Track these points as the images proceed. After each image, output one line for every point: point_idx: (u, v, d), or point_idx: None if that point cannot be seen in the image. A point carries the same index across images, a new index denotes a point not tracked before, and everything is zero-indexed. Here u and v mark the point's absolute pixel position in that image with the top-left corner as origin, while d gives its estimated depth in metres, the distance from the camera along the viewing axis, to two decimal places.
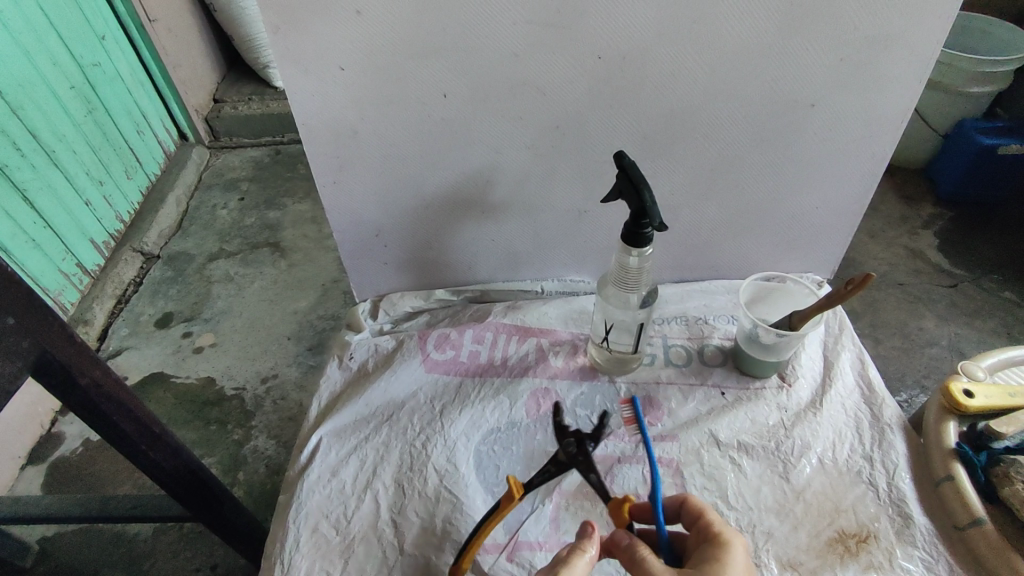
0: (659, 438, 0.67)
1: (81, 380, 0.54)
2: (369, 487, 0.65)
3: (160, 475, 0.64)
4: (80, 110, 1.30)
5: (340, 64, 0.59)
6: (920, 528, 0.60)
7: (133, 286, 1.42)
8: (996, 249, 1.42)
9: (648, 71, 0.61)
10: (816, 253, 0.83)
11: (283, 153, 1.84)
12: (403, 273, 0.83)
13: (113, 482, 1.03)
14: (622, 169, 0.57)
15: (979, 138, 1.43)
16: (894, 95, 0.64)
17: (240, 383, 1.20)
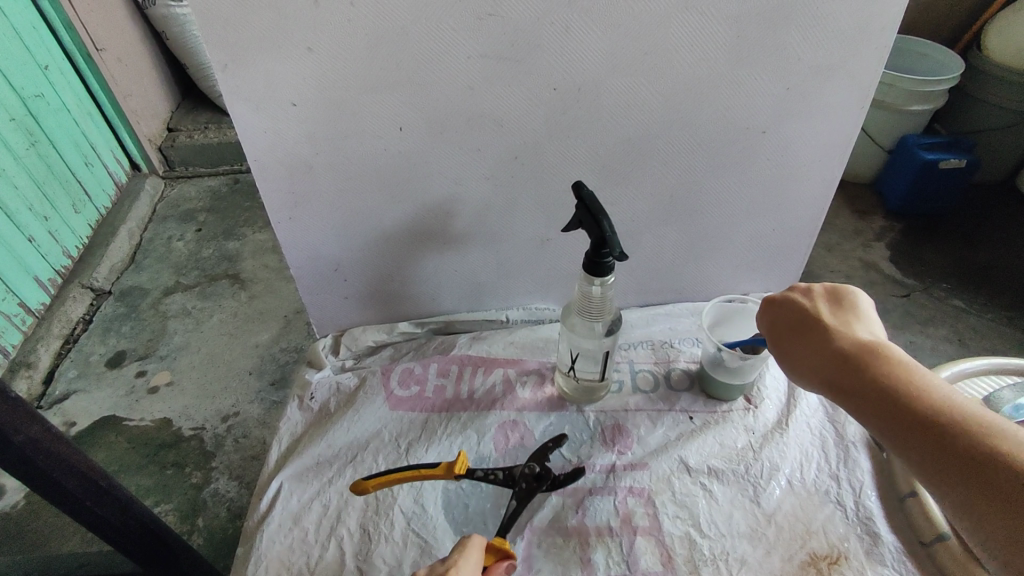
0: (630, 467, 0.67)
1: (17, 436, 0.50)
2: (333, 534, 0.62)
3: (108, 531, 0.61)
4: (22, 143, 1.25)
5: (292, 100, 0.58)
6: (888, 546, 0.60)
7: (82, 324, 1.36)
8: (944, 259, 1.47)
9: (603, 102, 0.62)
10: (776, 273, 0.84)
11: (241, 182, 1.80)
12: (366, 307, 0.81)
13: (59, 537, 0.97)
14: (580, 199, 0.57)
15: (921, 154, 1.49)
16: (840, 121, 0.66)
17: (199, 423, 1.15)
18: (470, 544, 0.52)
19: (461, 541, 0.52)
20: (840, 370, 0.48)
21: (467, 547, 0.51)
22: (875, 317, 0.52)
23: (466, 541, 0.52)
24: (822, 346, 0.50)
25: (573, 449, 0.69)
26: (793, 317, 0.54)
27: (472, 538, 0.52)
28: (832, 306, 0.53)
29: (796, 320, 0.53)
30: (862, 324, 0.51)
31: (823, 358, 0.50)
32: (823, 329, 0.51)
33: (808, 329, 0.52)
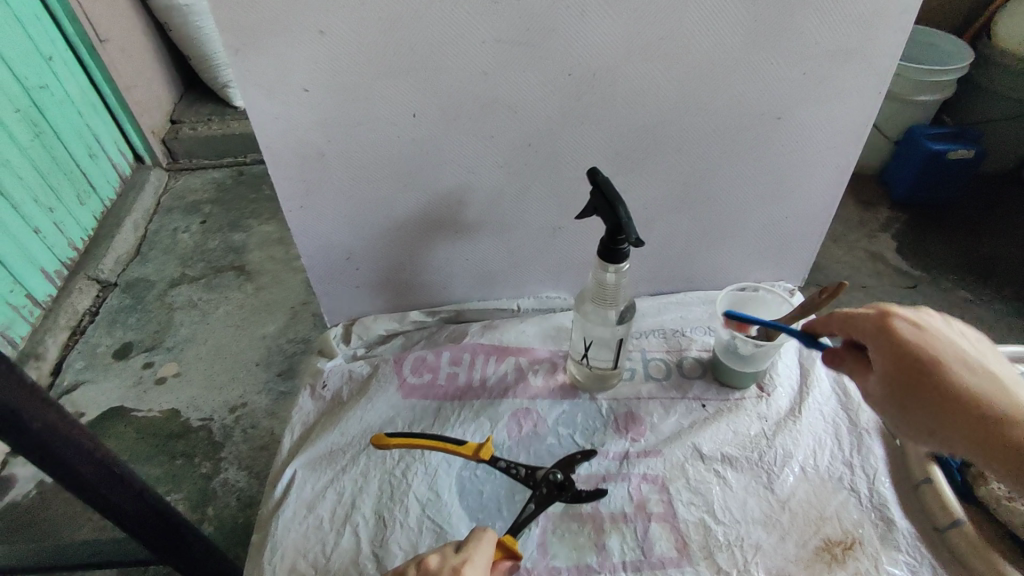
0: (643, 454, 0.67)
1: (34, 423, 0.50)
2: (348, 520, 0.62)
3: (123, 519, 0.61)
4: (27, 134, 1.24)
5: (305, 85, 0.58)
6: (903, 532, 0.61)
7: (88, 316, 1.36)
8: (951, 250, 1.47)
9: (616, 88, 0.61)
10: (787, 261, 0.84)
11: (245, 174, 1.80)
12: (376, 296, 0.81)
13: (70, 526, 0.97)
14: (596, 185, 0.57)
15: (929, 144, 1.48)
16: (854, 108, 0.66)
17: (207, 414, 1.15)
18: (485, 539, 0.52)
19: (477, 533, 0.53)
20: (952, 406, 0.45)
21: (482, 541, 0.52)
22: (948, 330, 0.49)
23: (482, 535, 0.52)
24: (914, 374, 0.47)
25: (586, 436, 0.69)
26: (875, 333, 0.50)
27: (489, 534, 0.53)
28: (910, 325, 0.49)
29: (880, 337, 0.49)
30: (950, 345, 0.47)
31: (927, 393, 0.46)
32: (924, 360, 0.47)
33: (899, 359, 0.48)
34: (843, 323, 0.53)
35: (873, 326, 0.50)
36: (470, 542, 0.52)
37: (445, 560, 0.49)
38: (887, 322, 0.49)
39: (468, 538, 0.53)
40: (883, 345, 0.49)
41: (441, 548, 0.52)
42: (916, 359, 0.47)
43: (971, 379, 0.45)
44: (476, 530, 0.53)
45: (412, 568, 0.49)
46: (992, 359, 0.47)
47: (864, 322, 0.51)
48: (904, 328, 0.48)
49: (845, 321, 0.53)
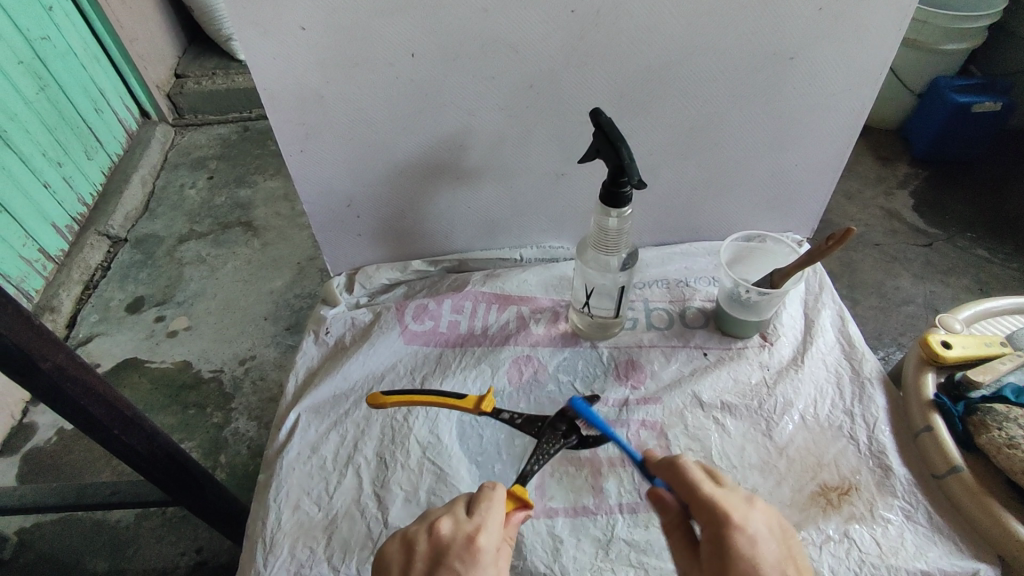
0: (643, 401, 0.67)
1: (43, 364, 0.51)
2: (351, 461, 0.64)
3: (135, 459, 0.62)
4: (31, 87, 1.23)
5: (301, 23, 0.56)
6: (899, 478, 0.61)
7: (100, 270, 1.38)
8: (969, 207, 1.43)
9: (622, 25, 0.59)
10: (796, 212, 0.82)
11: (251, 129, 1.78)
12: (379, 245, 0.80)
13: (91, 471, 1.01)
14: (598, 126, 0.55)
15: (953, 96, 1.43)
16: (873, 46, 0.63)
17: (218, 366, 1.17)
18: (496, 497, 0.49)
19: (486, 491, 0.50)
20: None
21: (494, 500, 0.49)
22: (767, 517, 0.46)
23: (492, 493, 0.50)
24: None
25: (586, 383, 0.69)
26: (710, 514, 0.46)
27: (499, 491, 0.50)
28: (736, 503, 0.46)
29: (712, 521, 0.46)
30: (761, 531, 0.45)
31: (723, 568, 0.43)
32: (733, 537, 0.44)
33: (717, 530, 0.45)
34: (683, 489, 0.49)
35: (709, 514, 0.46)
36: (481, 502, 0.49)
37: (457, 528, 0.47)
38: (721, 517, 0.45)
39: (478, 496, 0.50)
40: (709, 538, 0.45)
41: (452, 508, 0.49)
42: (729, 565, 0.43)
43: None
44: (486, 486, 0.50)
45: (424, 537, 0.46)
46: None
47: (703, 506, 0.47)
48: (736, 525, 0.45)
49: (686, 488, 0.48)
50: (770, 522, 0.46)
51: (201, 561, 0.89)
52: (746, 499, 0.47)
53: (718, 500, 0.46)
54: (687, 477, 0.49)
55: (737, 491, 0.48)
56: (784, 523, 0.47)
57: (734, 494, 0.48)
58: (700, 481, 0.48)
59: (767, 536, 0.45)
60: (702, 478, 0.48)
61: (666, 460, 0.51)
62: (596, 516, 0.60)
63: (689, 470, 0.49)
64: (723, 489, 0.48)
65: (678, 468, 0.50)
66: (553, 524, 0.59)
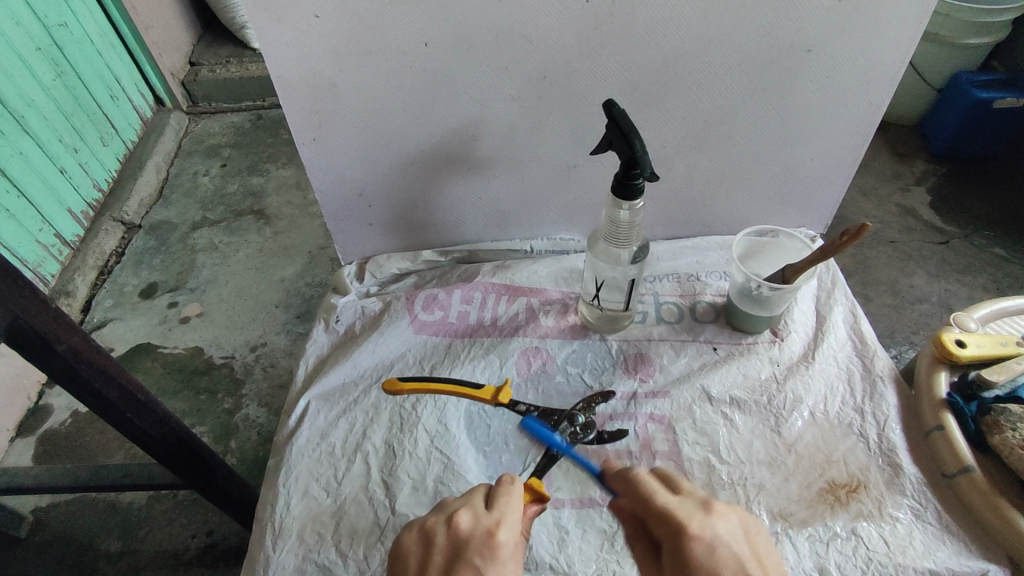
0: (651, 394, 0.67)
1: (59, 346, 0.52)
2: (360, 449, 0.64)
3: (147, 442, 0.63)
4: (48, 73, 1.24)
5: (314, 11, 0.56)
6: (909, 477, 0.60)
7: (115, 256, 1.39)
8: (988, 205, 1.41)
9: (638, 15, 0.58)
10: (810, 207, 0.81)
11: (265, 118, 1.78)
12: (390, 234, 0.80)
13: (105, 453, 1.02)
14: (611, 118, 0.55)
15: (974, 92, 1.40)
16: (894, 39, 0.62)
17: (229, 352, 1.19)
18: (514, 491, 0.50)
19: (504, 485, 0.50)
20: None
21: (512, 494, 0.49)
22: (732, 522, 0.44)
23: (510, 487, 0.50)
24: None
25: (595, 375, 0.69)
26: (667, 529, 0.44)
27: (517, 486, 0.50)
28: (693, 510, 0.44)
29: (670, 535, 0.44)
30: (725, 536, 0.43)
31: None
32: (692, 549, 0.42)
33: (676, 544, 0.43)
34: (636, 500, 0.47)
35: (663, 525, 0.44)
36: (501, 495, 0.49)
37: (477, 521, 0.47)
38: (674, 528, 0.43)
39: (496, 490, 0.50)
40: (666, 550, 0.44)
41: (470, 501, 0.49)
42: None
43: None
44: (504, 480, 0.51)
45: (442, 529, 0.46)
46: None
47: (657, 518, 0.45)
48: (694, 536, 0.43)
49: (639, 499, 0.47)
50: (731, 526, 0.44)
51: (211, 544, 0.90)
52: (702, 506, 0.45)
53: (671, 510, 0.45)
54: (641, 489, 0.47)
55: (693, 498, 0.46)
56: (749, 522, 0.45)
57: (689, 501, 0.46)
58: (653, 492, 0.46)
59: (727, 541, 0.43)
60: (655, 488, 0.47)
61: (619, 473, 0.50)
62: (602, 508, 0.60)
63: (644, 481, 0.47)
64: (676, 498, 0.46)
65: (632, 480, 0.48)
66: (559, 514, 0.60)
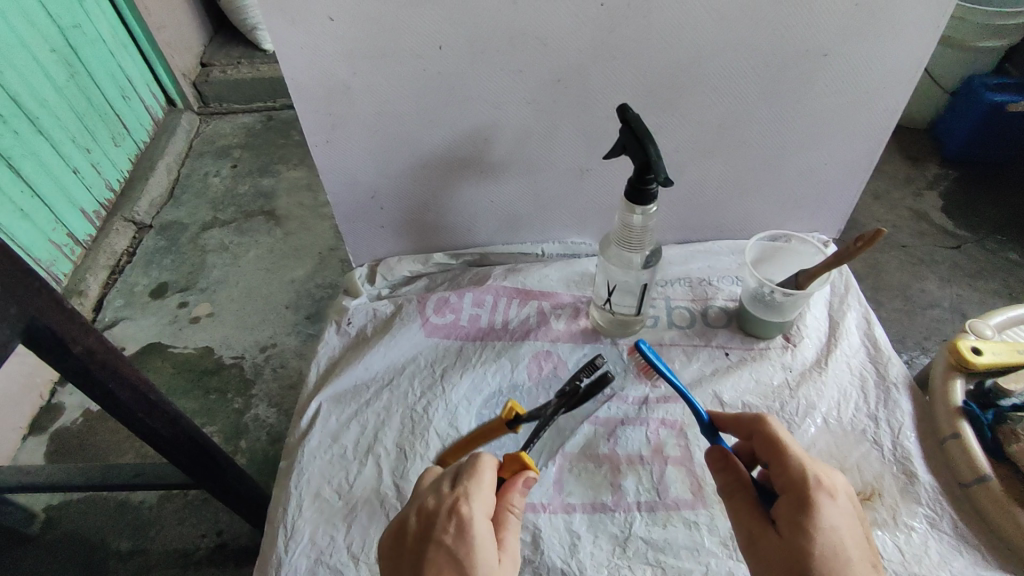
0: (663, 399, 0.67)
1: (74, 346, 0.52)
2: (371, 451, 0.64)
3: (160, 443, 0.63)
4: (63, 74, 1.25)
5: (329, 14, 0.56)
6: (924, 485, 0.60)
7: (126, 256, 1.40)
8: (1001, 209, 1.40)
9: (653, 19, 0.58)
10: (823, 212, 0.81)
11: (275, 119, 1.79)
12: (401, 237, 0.81)
13: (116, 451, 1.03)
14: (625, 122, 0.54)
15: (988, 95, 1.39)
16: (910, 43, 0.62)
17: (239, 352, 1.19)
18: (483, 464, 0.49)
19: (472, 459, 0.49)
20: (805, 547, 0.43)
21: (479, 468, 0.48)
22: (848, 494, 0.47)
23: (478, 461, 0.49)
24: (800, 537, 0.44)
25: None
26: (791, 475, 0.47)
27: (485, 459, 0.49)
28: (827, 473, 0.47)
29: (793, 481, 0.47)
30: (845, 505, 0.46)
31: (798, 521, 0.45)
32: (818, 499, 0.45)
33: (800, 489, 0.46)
34: (769, 448, 0.50)
35: (793, 475, 0.47)
36: (468, 471, 0.48)
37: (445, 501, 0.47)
38: (809, 479, 0.46)
39: (465, 465, 0.49)
40: (787, 500, 0.46)
41: (441, 481, 0.49)
42: (814, 526, 0.44)
43: (851, 563, 0.43)
44: (473, 455, 0.50)
45: (414, 517, 0.47)
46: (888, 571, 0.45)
47: (789, 466, 0.47)
48: (822, 487, 0.46)
49: (772, 447, 0.49)
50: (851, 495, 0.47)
51: (220, 544, 0.91)
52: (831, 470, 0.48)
53: (807, 463, 0.47)
54: (774, 436, 0.50)
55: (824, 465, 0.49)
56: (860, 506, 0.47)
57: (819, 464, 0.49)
58: (789, 443, 0.49)
59: (851, 505, 0.46)
60: (791, 441, 0.49)
61: (752, 417, 0.52)
62: (614, 513, 0.60)
63: (778, 429, 0.50)
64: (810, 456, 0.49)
65: (766, 425, 0.51)
66: (571, 519, 0.60)
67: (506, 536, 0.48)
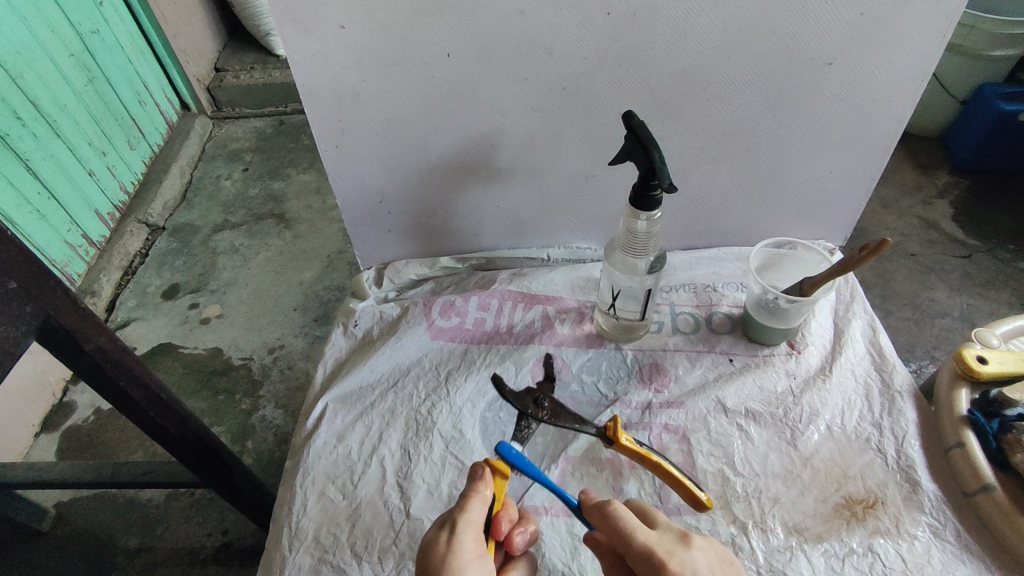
0: (666, 405, 0.67)
1: (86, 345, 0.53)
2: (375, 452, 0.65)
3: (169, 441, 0.64)
4: (80, 79, 1.28)
5: (340, 22, 0.57)
6: (928, 494, 0.60)
7: (138, 257, 1.42)
8: (1012, 219, 1.38)
9: (658, 28, 0.59)
10: (829, 219, 0.81)
11: (286, 123, 1.81)
12: (408, 241, 0.82)
13: (125, 450, 1.04)
14: (630, 129, 0.55)
15: (999, 104, 1.38)
16: (916, 52, 0.62)
17: (247, 353, 1.21)
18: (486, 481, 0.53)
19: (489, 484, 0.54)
20: None
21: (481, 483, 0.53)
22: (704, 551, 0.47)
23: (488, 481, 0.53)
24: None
25: (610, 385, 0.69)
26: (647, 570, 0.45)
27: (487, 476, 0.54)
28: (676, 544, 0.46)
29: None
30: (702, 567, 0.45)
31: None
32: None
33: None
34: (615, 538, 0.47)
35: (651, 564, 0.45)
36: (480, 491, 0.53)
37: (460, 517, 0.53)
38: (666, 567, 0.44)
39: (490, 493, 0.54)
40: None
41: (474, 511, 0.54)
42: None
43: None
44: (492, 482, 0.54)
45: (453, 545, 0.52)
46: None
47: (639, 556, 0.45)
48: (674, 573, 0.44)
49: (619, 538, 0.47)
50: (709, 560, 0.46)
51: (227, 542, 0.92)
52: (680, 540, 0.47)
53: (655, 546, 0.45)
54: (619, 526, 0.47)
55: (670, 532, 0.48)
56: (719, 552, 0.48)
57: (668, 536, 0.47)
58: (635, 528, 0.46)
59: (708, 566, 0.46)
60: (637, 523, 0.47)
61: (595, 507, 0.49)
62: None
63: (621, 516, 0.47)
64: (656, 534, 0.47)
65: (610, 516, 0.47)
66: (572, 522, 0.60)
67: (463, 511, 0.48)
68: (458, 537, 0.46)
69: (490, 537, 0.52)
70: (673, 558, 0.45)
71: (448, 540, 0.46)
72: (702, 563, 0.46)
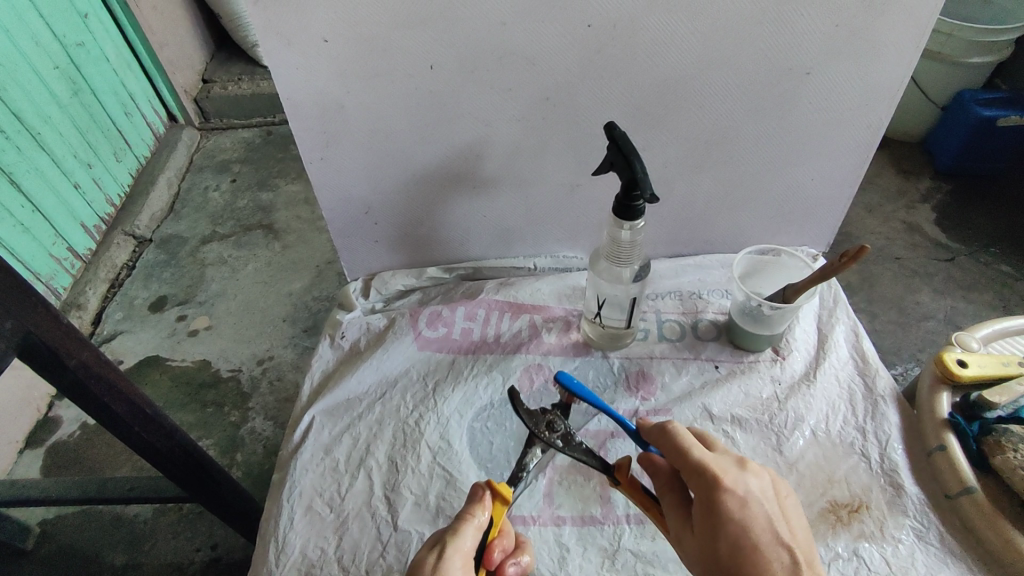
0: (653, 412, 0.68)
1: (70, 361, 0.53)
2: (363, 464, 0.65)
3: (155, 456, 0.64)
4: (66, 91, 1.27)
5: (323, 36, 0.57)
6: (911, 497, 0.60)
7: (125, 270, 1.41)
8: (993, 222, 1.41)
9: (639, 38, 0.59)
10: (812, 226, 0.82)
11: (274, 134, 1.81)
12: (395, 251, 0.82)
13: (112, 465, 1.03)
14: (612, 139, 0.55)
15: (978, 110, 1.40)
16: (891, 61, 0.63)
17: (236, 365, 1.20)
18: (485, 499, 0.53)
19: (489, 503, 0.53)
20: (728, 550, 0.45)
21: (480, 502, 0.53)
22: (760, 481, 0.49)
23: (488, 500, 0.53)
24: (712, 545, 0.46)
25: (597, 393, 0.70)
26: (698, 484, 0.48)
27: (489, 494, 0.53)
28: (734, 469, 0.49)
29: (701, 490, 0.48)
30: (756, 493, 0.48)
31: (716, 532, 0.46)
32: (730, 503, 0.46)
33: (712, 500, 0.47)
34: (673, 455, 0.50)
35: (703, 479, 0.48)
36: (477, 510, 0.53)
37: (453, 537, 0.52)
38: (717, 482, 0.47)
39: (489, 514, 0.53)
40: (700, 504, 0.48)
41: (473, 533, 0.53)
42: (726, 521, 0.46)
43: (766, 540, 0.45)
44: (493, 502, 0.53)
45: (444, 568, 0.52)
46: (809, 551, 0.47)
47: (695, 472, 0.48)
48: (725, 489, 0.47)
49: (678, 455, 0.50)
50: (762, 484, 0.49)
51: (215, 557, 0.91)
52: (737, 463, 0.49)
53: (710, 462, 0.48)
54: (679, 443, 0.50)
55: (727, 456, 0.50)
56: (774, 482, 0.50)
57: (724, 459, 0.50)
58: (690, 446, 0.49)
59: (758, 493, 0.48)
60: (694, 442, 0.50)
61: (656, 426, 0.52)
62: (603, 526, 0.60)
63: (681, 435, 0.50)
64: (713, 454, 0.50)
65: (670, 434, 0.51)
66: (560, 532, 0.60)
67: (455, 535, 0.48)
68: (445, 562, 0.46)
69: (483, 565, 0.51)
70: (730, 479, 0.48)
71: (434, 564, 0.46)
72: (755, 490, 0.48)
